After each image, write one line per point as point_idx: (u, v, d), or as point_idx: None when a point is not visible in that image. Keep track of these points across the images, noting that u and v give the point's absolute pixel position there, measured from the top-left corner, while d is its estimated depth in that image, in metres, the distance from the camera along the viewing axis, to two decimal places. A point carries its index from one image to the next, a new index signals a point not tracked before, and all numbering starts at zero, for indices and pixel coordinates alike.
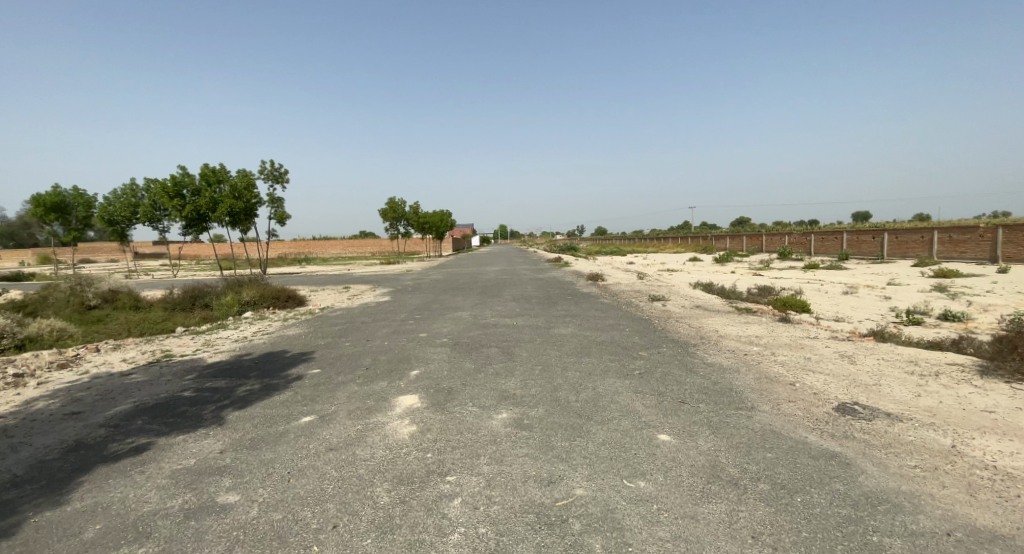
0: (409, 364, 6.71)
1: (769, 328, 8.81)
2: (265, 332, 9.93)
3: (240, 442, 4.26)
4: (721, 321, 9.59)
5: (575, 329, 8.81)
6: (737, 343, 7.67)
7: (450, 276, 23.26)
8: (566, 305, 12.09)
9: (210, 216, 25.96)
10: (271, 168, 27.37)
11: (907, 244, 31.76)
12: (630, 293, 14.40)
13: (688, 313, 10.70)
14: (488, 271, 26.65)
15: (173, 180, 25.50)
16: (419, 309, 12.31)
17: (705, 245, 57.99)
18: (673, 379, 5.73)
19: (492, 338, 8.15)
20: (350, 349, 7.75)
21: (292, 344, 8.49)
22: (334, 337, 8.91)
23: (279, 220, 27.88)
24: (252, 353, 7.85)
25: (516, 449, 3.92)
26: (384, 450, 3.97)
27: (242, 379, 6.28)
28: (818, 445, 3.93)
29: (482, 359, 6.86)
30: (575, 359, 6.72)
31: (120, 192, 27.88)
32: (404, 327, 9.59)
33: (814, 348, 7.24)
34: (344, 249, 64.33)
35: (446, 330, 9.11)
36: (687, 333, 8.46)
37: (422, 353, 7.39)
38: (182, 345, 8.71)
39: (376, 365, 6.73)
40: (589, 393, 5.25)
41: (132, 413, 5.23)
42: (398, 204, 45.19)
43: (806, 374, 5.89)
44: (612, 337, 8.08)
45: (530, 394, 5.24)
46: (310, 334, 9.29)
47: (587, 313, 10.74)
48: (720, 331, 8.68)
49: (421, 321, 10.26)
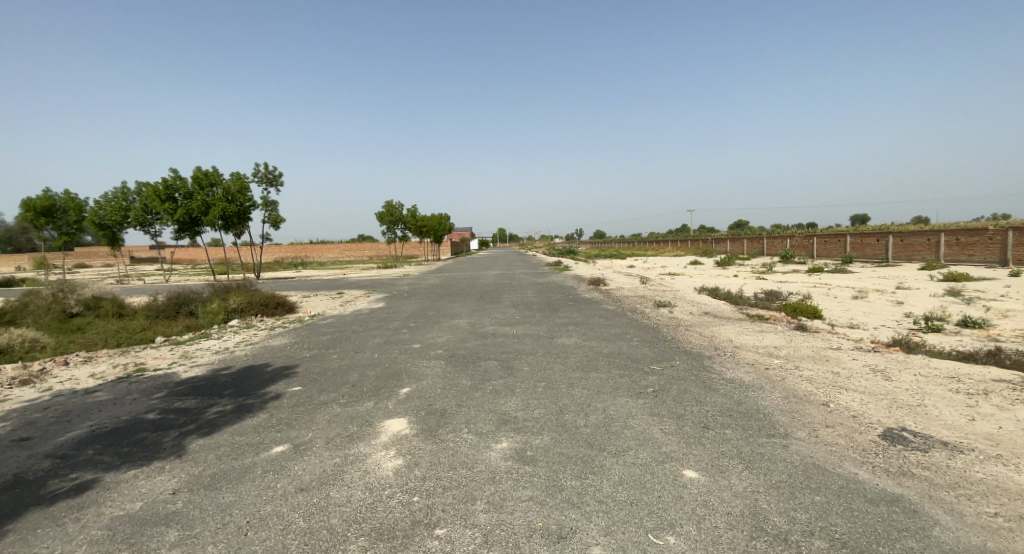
0: (400, 381, 6.12)
1: (788, 337, 8.23)
2: (249, 342, 9.33)
3: (197, 480, 3.67)
4: (735, 330, 9.01)
5: (579, 339, 8.23)
6: (756, 355, 7.10)
7: (449, 280, 22.69)
8: (568, 312, 11.51)
9: (203, 219, 25.40)
10: (265, 171, 26.88)
11: (913, 247, 31.27)
12: (635, 299, 13.83)
13: (698, 321, 10.12)
14: (486, 274, 26.10)
15: (165, 183, 24.98)
16: (415, 316, 11.72)
17: (706, 248, 57.52)
18: (692, 399, 5.15)
19: (490, 350, 7.57)
20: (337, 363, 7.16)
21: (276, 356, 7.89)
22: (321, 349, 8.31)
23: (274, 224, 27.33)
24: (231, 367, 7.26)
25: (518, 490, 3.33)
26: (363, 492, 3.38)
27: (213, 399, 5.67)
28: (874, 486, 3.39)
29: (480, 374, 6.29)
30: (582, 374, 6.13)
31: (111, 195, 27.29)
32: (397, 337, 9.02)
33: (841, 361, 6.67)
34: (342, 253, 63.78)
35: (441, 341, 8.52)
36: (700, 344, 7.88)
37: (414, 367, 6.81)
38: (159, 358, 8.11)
39: (363, 381, 6.15)
40: (599, 416, 4.67)
41: (84, 439, 4.63)
42: (395, 208, 44.65)
43: (839, 393, 5.32)
44: (620, 348, 7.50)
45: (533, 418, 4.65)
46: (296, 345, 8.70)
47: (591, 321, 10.16)
48: (735, 341, 8.09)
49: (415, 330, 9.67)
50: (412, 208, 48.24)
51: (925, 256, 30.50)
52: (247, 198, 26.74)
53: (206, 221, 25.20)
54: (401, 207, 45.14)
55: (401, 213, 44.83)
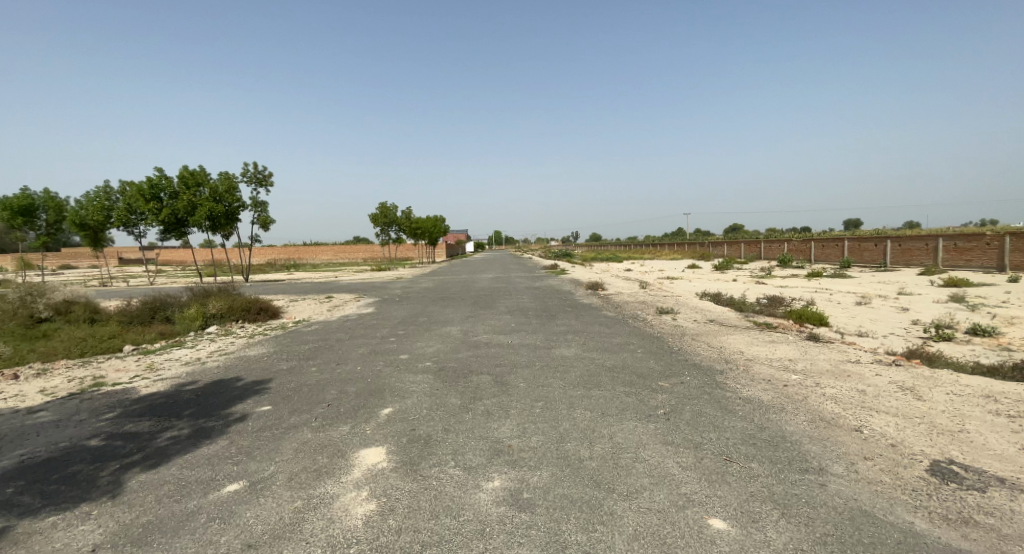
0: (381, 399, 5.51)
1: (802, 349, 7.66)
2: (223, 352, 8.70)
3: (126, 534, 3.07)
4: (744, 340, 8.44)
5: (579, 351, 7.66)
6: (771, 369, 6.54)
7: (443, 284, 22.06)
8: (566, 319, 10.93)
9: (189, 220, 24.66)
10: (253, 171, 26.20)
11: (912, 252, 30.90)
12: (634, 304, 13.28)
13: (703, 329, 9.55)
14: (482, 278, 25.41)
15: (149, 182, 24.25)
16: (404, 323, 11.10)
17: (702, 251, 57.05)
18: (708, 424, 4.59)
19: (482, 362, 6.98)
20: (315, 377, 6.55)
21: (249, 369, 7.27)
22: (300, 360, 7.69)
23: (263, 225, 26.63)
24: (198, 383, 6.64)
25: (513, 548, 2.75)
26: (323, 549, 2.79)
27: (169, 423, 5.07)
28: (936, 540, 2.83)
29: (470, 391, 5.69)
30: (584, 392, 5.56)
31: (94, 194, 26.49)
32: (383, 346, 8.41)
33: (863, 377, 6.11)
34: (335, 255, 63.12)
35: (430, 351, 7.90)
36: (709, 356, 7.33)
37: (399, 382, 6.20)
38: (122, 370, 7.48)
39: (341, 400, 5.54)
40: (606, 445, 4.09)
41: (9, 474, 4.03)
42: (389, 209, 43.92)
43: (870, 415, 4.76)
44: (623, 361, 6.94)
45: (530, 447, 4.07)
46: (273, 356, 8.09)
47: (592, 329, 9.56)
48: (746, 353, 7.54)
49: (403, 339, 9.05)
50: (406, 209, 47.51)
51: (923, 261, 30.13)
52: (235, 198, 26.03)
53: (192, 221, 24.47)
54: (395, 209, 44.42)
55: (394, 215, 44.12)
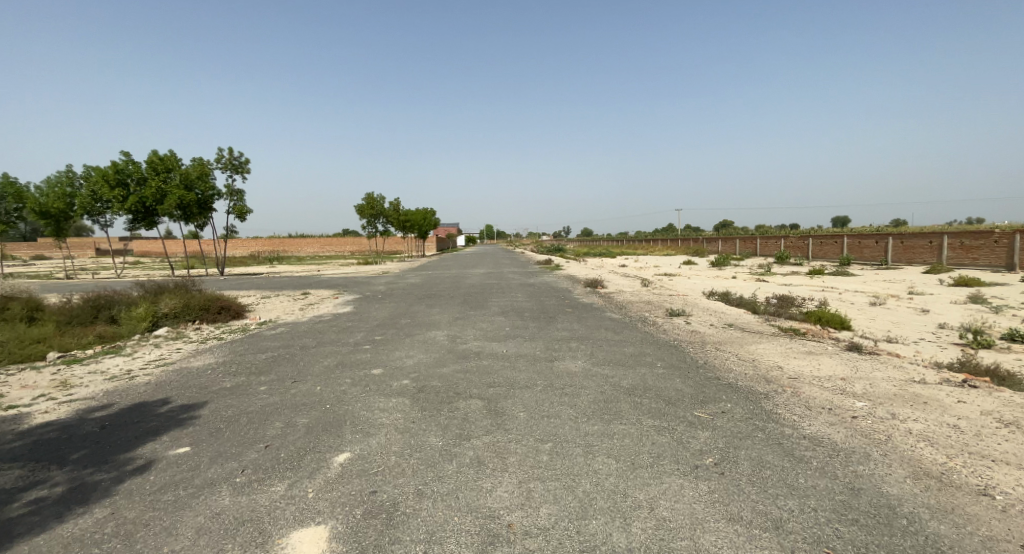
0: (338, 438, 4.21)
1: (852, 364, 6.46)
2: (162, 362, 7.30)
3: None
4: (779, 352, 7.21)
5: (588, 365, 6.38)
6: (826, 394, 5.32)
7: (430, 279, 20.74)
8: (567, 323, 9.64)
9: (158, 208, 23.04)
10: (229, 156, 24.68)
11: (915, 250, 30.10)
12: (640, 305, 12.05)
13: (725, 337, 8.31)
14: (470, 274, 24.02)
15: (114, 167, 22.65)
16: (383, 326, 9.73)
17: (695, 247, 56.16)
18: (781, 484, 3.33)
19: (471, 381, 5.68)
20: (260, 402, 5.21)
21: (181, 387, 5.90)
22: (249, 375, 6.33)
23: (239, 214, 25.04)
24: (112, 408, 5.26)
25: None
26: None
27: (42, 474, 3.72)
28: None
29: (454, 426, 4.39)
30: (600, 427, 4.34)
31: (55, 179, 24.80)
32: (353, 357, 7.06)
33: (946, 406, 4.91)
34: (322, 248, 61.47)
35: (410, 365, 6.58)
36: (744, 373, 6.10)
37: (365, 410, 4.89)
38: (27, 386, 6.08)
39: (286, 439, 4.22)
40: (649, 526, 2.85)
41: None
42: (376, 200, 42.26)
43: (991, 471, 3.55)
44: (642, 380, 5.71)
45: (542, 530, 2.81)
46: (220, 368, 6.73)
47: (598, 336, 8.29)
48: (787, 368, 6.31)
49: (378, 348, 7.69)
50: (394, 201, 45.94)
51: (925, 259, 29.36)
52: (208, 185, 24.42)
53: (161, 210, 22.87)
54: (383, 200, 42.77)
55: (382, 207, 42.46)
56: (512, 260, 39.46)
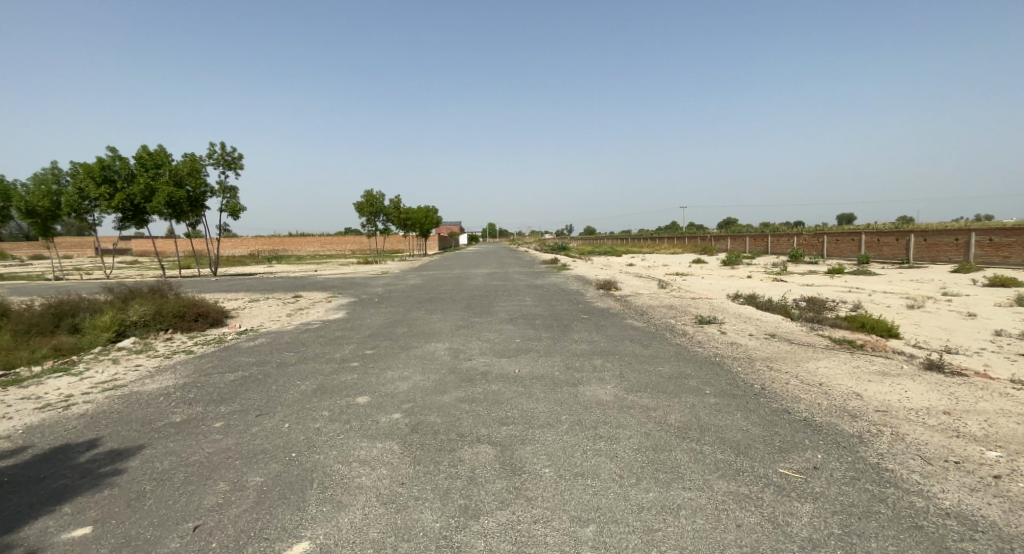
0: (300, 514, 3.04)
1: (946, 394, 5.24)
2: (113, 384, 6.16)
3: None
4: (847, 373, 6.01)
5: (621, 392, 5.20)
6: (936, 439, 4.13)
7: (431, 281, 19.54)
8: (585, 333, 8.44)
9: (147, 206, 22.00)
10: (222, 152, 23.75)
11: (939, 248, 28.70)
12: (663, 310, 10.84)
13: (774, 352, 7.11)
14: (473, 274, 22.76)
15: (100, 162, 21.68)
16: (376, 336, 8.56)
17: (704, 245, 54.56)
18: None
19: (479, 418, 4.50)
20: (208, 448, 4.04)
21: (119, 423, 4.74)
22: (206, 405, 5.17)
23: (232, 212, 24.00)
24: (21, 455, 4.10)
25: None
26: None
27: None
28: None
29: (458, 493, 3.22)
30: (658, 496, 3.16)
31: (40, 176, 23.80)
32: (336, 380, 5.88)
33: None
34: (322, 246, 60.39)
35: (403, 391, 5.41)
36: (818, 404, 4.90)
37: (341, 463, 3.72)
38: None
39: (225, 515, 3.06)
40: None
41: None
42: (375, 197, 41.02)
43: None
44: (694, 415, 4.53)
45: None
46: (176, 395, 5.56)
47: (625, 350, 7.09)
48: (867, 398, 5.11)
49: (368, 366, 6.53)
50: (394, 198, 44.72)
51: (950, 257, 27.98)
52: (199, 181, 23.31)
53: (150, 208, 21.88)
54: (382, 197, 41.55)
55: (382, 204, 41.25)
56: (512, 260, 37.21)
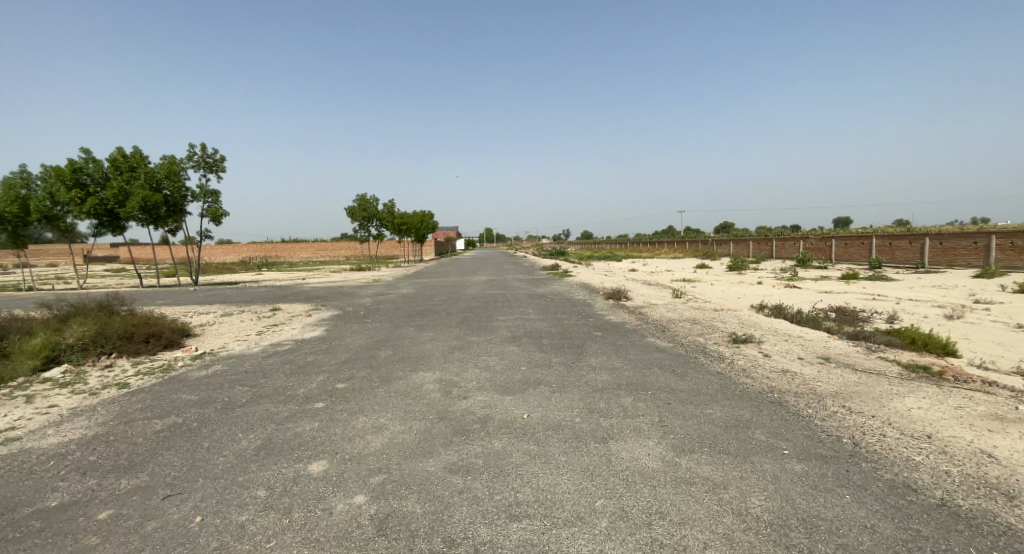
0: None
1: None
2: (3, 437, 4.75)
3: None
4: (953, 420, 4.63)
5: (669, 454, 3.84)
6: None
7: (425, 290, 18.13)
8: (604, 357, 7.06)
9: (120, 211, 20.57)
10: (204, 154, 22.47)
11: (957, 251, 27.39)
12: (686, 326, 9.47)
13: (842, 384, 5.74)
14: (472, 283, 21.37)
15: (70, 164, 20.28)
16: (354, 363, 7.15)
17: (707, 249, 53.27)
18: None
19: (477, 509, 3.10)
20: None
21: None
22: (102, 479, 3.76)
23: (213, 217, 22.61)
24: None
25: None
26: None
27: None
28: None
29: None
30: None
31: (8, 180, 22.31)
32: (290, 433, 4.49)
33: None
34: (316, 253, 59.03)
35: (375, 453, 4.02)
36: (947, 478, 3.53)
37: None
38: None
39: None
40: None
41: None
42: (368, 201, 39.61)
43: None
44: (787, 501, 3.16)
45: None
46: (72, 460, 4.14)
47: (658, 384, 5.70)
48: (1007, 462, 3.74)
49: (336, 409, 5.14)
50: (388, 203, 43.39)
51: (969, 261, 26.66)
52: (178, 184, 21.91)
53: (123, 212, 20.46)
54: (376, 201, 40.11)
55: (376, 208, 39.87)
56: (507, 260, 48.34)
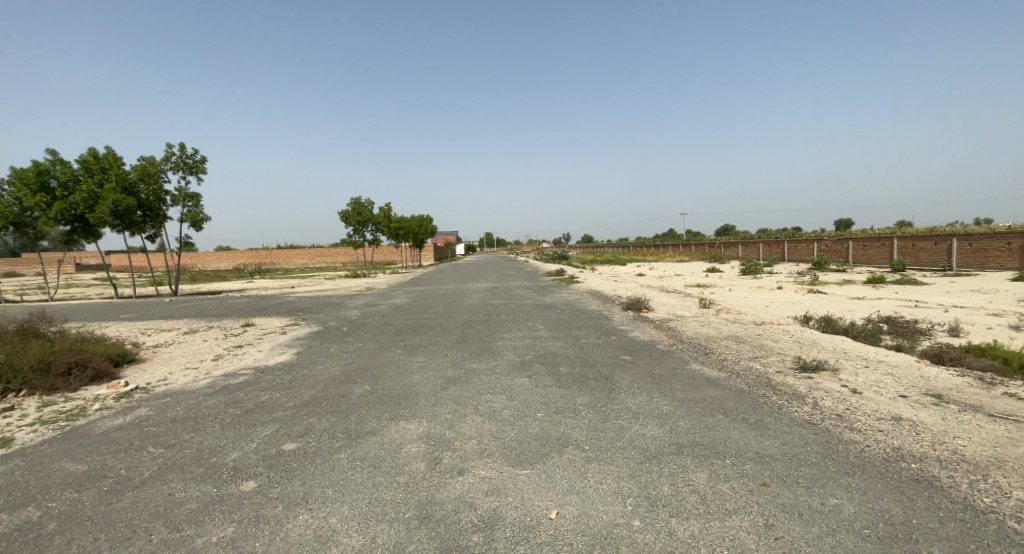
0: None
1: None
2: None
3: None
4: None
5: None
6: None
7: (421, 300, 16.42)
8: (643, 397, 5.35)
9: (89, 216, 19.02)
10: (183, 155, 20.98)
11: (988, 252, 25.57)
12: (732, 347, 7.75)
13: (996, 444, 4.03)
14: (473, 291, 19.68)
15: (36, 167, 18.84)
16: (317, 406, 5.46)
17: (714, 252, 51.66)
18: None
19: None
20: None
21: None
22: None
23: (193, 223, 21.04)
24: None
25: None
26: None
27: None
28: None
29: None
30: None
31: None
32: None
33: None
34: (312, 259, 57.47)
35: None
36: None
37: None
38: None
39: None
40: None
41: None
42: (363, 205, 37.99)
43: None
44: None
45: None
46: None
47: (737, 448, 3.99)
48: None
49: (267, 497, 3.43)
50: (385, 207, 41.74)
51: (1001, 263, 24.89)
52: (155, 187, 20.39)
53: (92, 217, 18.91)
54: (371, 205, 38.54)
55: (371, 212, 38.15)
56: (512, 264, 50.10)
